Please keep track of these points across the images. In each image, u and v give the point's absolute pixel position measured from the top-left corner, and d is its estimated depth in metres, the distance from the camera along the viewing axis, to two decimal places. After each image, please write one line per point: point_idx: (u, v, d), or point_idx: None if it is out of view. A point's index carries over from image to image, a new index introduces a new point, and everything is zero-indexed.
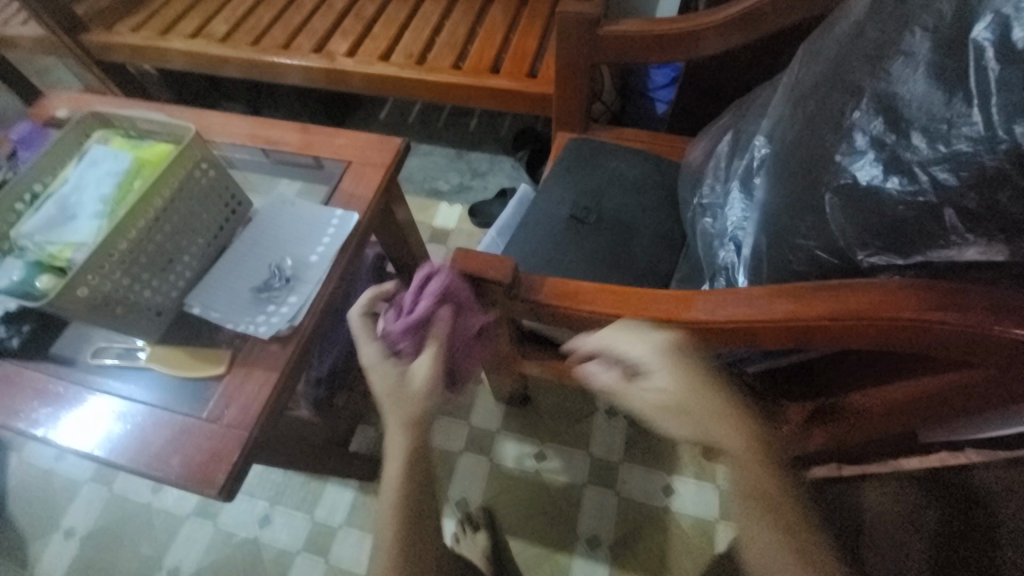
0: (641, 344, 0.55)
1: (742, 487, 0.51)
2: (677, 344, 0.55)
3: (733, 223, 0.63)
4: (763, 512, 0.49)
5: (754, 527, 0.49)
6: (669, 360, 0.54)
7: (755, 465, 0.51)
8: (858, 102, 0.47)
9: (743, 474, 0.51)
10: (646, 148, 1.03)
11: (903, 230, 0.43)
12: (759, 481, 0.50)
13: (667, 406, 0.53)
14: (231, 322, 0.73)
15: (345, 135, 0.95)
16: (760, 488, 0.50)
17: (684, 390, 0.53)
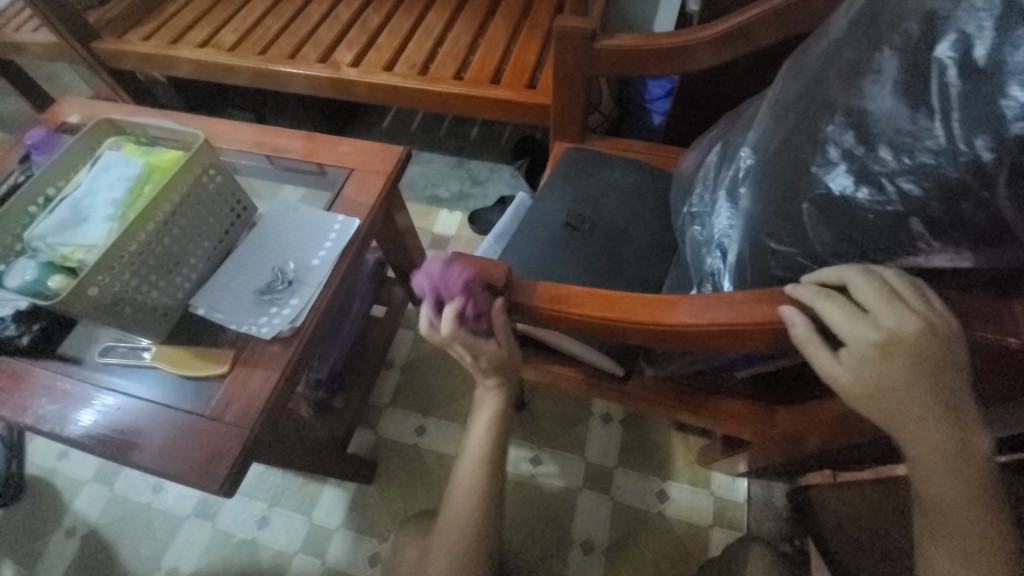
0: (864, 323, 0.44)
1: (936, 497, 0.46)
2: (908, 335, 0.43)
3: (720, 230, 0.65)
4: (960, 528, 0.45)
5: (939, 540, 0.46)
6: (875, 363, 0.44)
7: (958, 479, 0.45)
8: (832, 117, 0.50)
9: (933, 486, 0.46)
10: (642, 158, 1.05)
11: (874, 239, 0.45)
12: (961, 496, 0.45)
13: (870, 395, 0.45)
14: (234, 322, 0.75)
15: (348, 143, 0.98)
16: (957, 503, 0.45)
17: (901, 388, 0.44)
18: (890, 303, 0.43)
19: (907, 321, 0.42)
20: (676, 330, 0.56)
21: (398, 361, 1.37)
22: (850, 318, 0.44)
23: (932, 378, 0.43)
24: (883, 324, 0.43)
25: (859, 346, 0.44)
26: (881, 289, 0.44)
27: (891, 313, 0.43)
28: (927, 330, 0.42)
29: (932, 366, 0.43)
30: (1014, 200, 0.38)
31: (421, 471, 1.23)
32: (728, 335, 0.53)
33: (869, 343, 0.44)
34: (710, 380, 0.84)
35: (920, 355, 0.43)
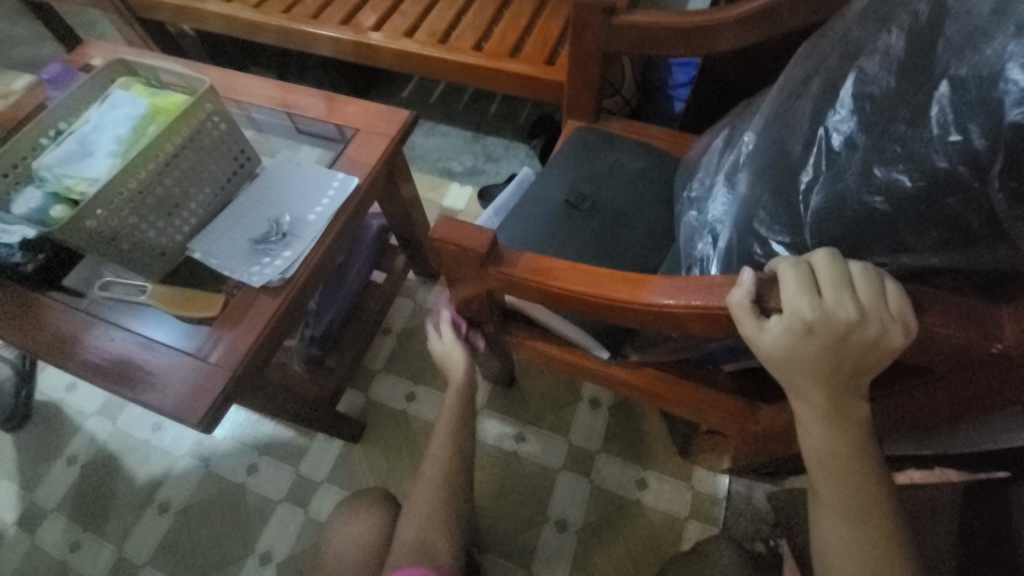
0: (810, 305, 0.40)
1: (818, 455, 0.48)
2: (849, 328, 0.39)
3: (714, 216, 0.64)
4: (838, 484, 0.47)
5: (823, 494, 0.48)
6: (799, 341, 0.41)
7: (838, 439, 0.46)
8: (835, 100, 0.47)
9: (817, 444, 0.47)
10: (655, 142, 1.03)
11: (856, 232, 0.43)
12: (839, 453, 0.47)
13: (782, 366, 0.44)
14: (228, 269, 0.77)
15: (357, 103, 0.98)
16: (837, 461, 0.47)
17: (814, 368, 0.42)
18: (836, 286, 0.40)
19: (850, 309, 0.39)
20: (652, 309, 0.55)
21: (395, 328, 1.39)
22: (793, 293, 0.41)
23: (849, 366, 0.42)
24: (824, 305, 0.40)
25: (791, 322, 0.41)
26: (831, 270, 0.40)
27: (835, 297, 0.40)
28: (864, 323, 0.39)
29: (854, 357, 0.41)
30: (1006, 194, 0.34)
31: (407, 436, 1.26)
32: (704, 318, 0.52)
33: (804, 321, 0.41)
34: (694, 369, 0.82)
35: (847, 343, 0.40)
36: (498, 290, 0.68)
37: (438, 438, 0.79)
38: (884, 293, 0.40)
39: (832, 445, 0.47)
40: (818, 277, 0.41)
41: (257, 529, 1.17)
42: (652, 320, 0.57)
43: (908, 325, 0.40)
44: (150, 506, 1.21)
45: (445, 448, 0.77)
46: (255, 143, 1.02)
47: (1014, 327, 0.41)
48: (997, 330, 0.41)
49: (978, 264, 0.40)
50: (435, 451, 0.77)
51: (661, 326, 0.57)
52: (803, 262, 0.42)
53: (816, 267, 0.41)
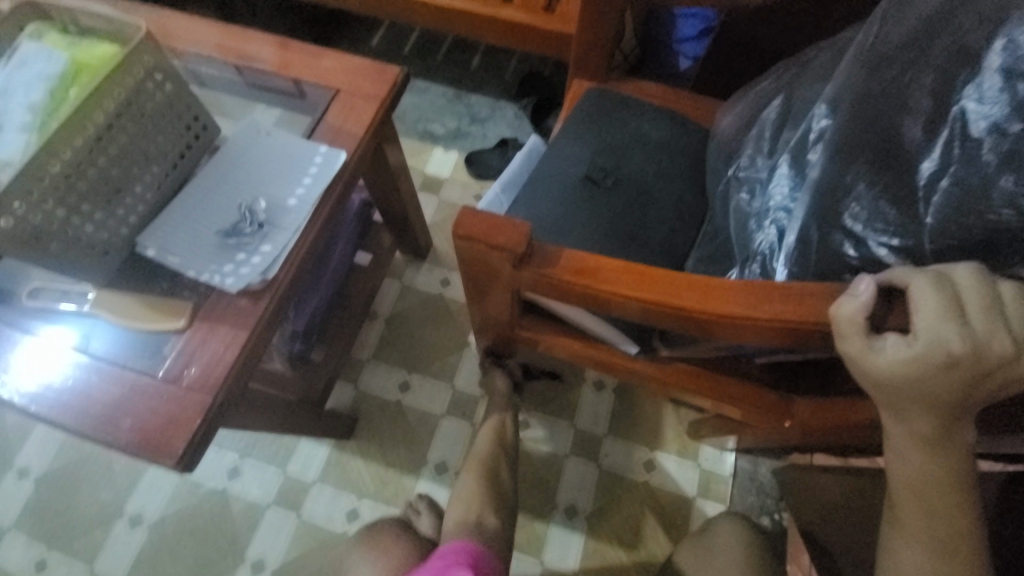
0: (954, 332, 0.37)
1: (906, 480, 0.45)
2: (996, 358, 0.37)
3: (778, 202, 0.56)
4: (925, 515, 0.44)
5: (904, 518, 0.45)
6: (936, 371, 0.38)
7: (935, 464, 0.43)
8: (973, 76, 0.40)
9: (908, 468, 0.44)
10: (656, 101, 0.92)
11: (998, 238, 0.39)
12: (934, 479, 0.44)
13: (898, 392, 0.41)
14: (192, 269, 0.63)
15: (333, 57, 0.81)
16: (928, 488, 0.44)
17: (940, 396, 0.40)
18: (985, 312, 0.37)
19: (998, 341, 0.37)
20: (725, 319, 0.48)
21: (383, 313, 1.28)
22: (933, 318, 0.38)
23: (980, 395, 0.40)
24: (970, 335, 0.37)
25: (925, 348, 0.38)
26: (977, 294, 0.37)
27: (981, 325, 0.37)
28: (1014, 354, 0.37)
29: (988, 386, 0.39)
30: None
31: (404, 429, 1.18)
32: (788, 332, 0.47)
33: (946, 350, 0.38)
34: (724, 362, 0.76)
35: (989, 377, 0.38)
36: (527, 290, 0.59)
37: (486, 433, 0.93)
38: None
39: (929, 474, 0.44)
40: (961, 301, 0.38)
41: (245, 537, 1.09)
42: (721, 330, 0.50)
43: None
44: (121, 519, 1.09)
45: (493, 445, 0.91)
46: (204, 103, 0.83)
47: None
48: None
49: None
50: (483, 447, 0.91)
51: (730, 337, 0.50)
52: (948, 282, 0.38)
53: (961, 288, 0.38)
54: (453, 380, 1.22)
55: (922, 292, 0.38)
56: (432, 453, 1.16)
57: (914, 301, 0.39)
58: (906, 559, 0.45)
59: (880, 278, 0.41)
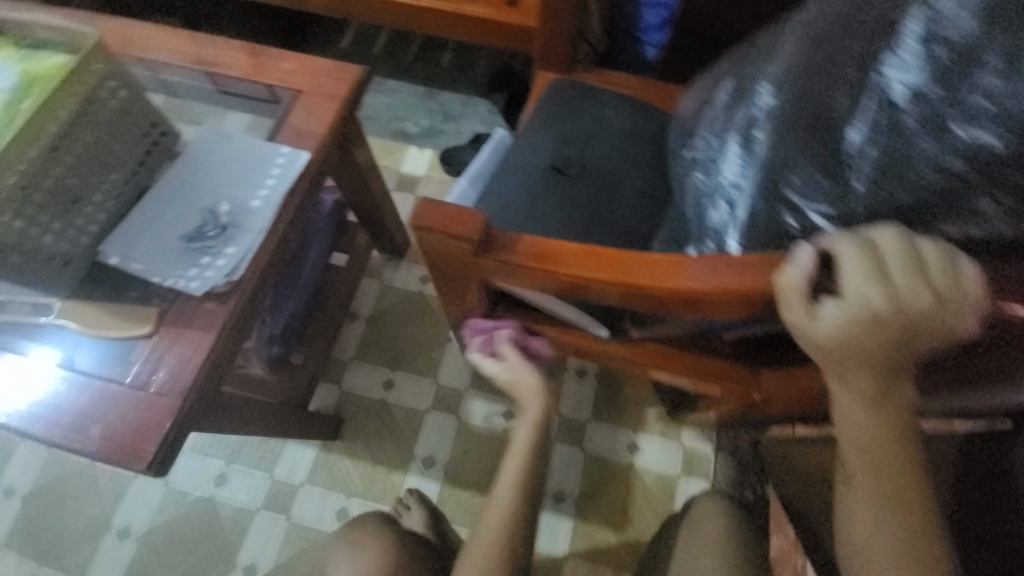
0: (876, 291, 0.40)
1: (854, 439, 0.47)
2: (918, 312, 0.40)
3: (729, 180, 0.57)
4: (874, 468, 0.46)
5: (856, 476, 0.47)
6: (865, 329, 0.41)
7: (878, 419, 0.46)
8: (893, 52, 0.45)
9: (855, 427, 0.46)
10: (617, 89, 0.93)
11: (925, 197, 0.41)
12: (879, 435, 0.46)
13: (834, 352, 0.43)
14: (158, 275, 0.63)
15: (293, 57, 0.81)
16: (874, 444, 0.46)
17: (873, 352, 0.42)
18: (906, 271, 0.40)
19: (918, 295, 0.40)
20: (678, 295, 0.49)
21: (363, 312, 1.28)
22: (859, 279, 0.40)
23: (912, 350, 0.42)
24: (892, 292, 0.40)
25: (853, 308, 0.41)
26: (898, 253, 0.40)
27: (901, 282, 0.40)
28: (934, 309, 0.40)
29: (916, 341, 0.41)
30: None
31: (390, 426, 1.19)
32: (739, 304, 0.47)
33: (869, 308, 0.41)
34: (694, 340, 0.78)
35: (915, 331, 0.41)
36: (492, 277, 0.60)
37: (517, 452, 0.72)
38: (960, 276, 0.40)
39: (874, 430, 0.46)
40: (883, 260, 0.40)
41: (235, 543, 1.09)
42: (677, 306, 0.50)
43: (980, 311, 0.40)
44: (109, 533, 1.09)
45: (525, 469, 0.71)
46: (170, 109, 0.81)
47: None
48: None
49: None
50: (513, 470, 0.71)
51: (687, 313, 0.51)
52: (872, 245, 0.41)
53: (884, 250, 0.40)
54: (437, 376, 1.23)
55: (848, 255, 0.41)
56: (418, 448, 1.17)
57: (841, 264, 0.41)
58: (865, 517, 0.46)
59: (813, 242, 0.43)
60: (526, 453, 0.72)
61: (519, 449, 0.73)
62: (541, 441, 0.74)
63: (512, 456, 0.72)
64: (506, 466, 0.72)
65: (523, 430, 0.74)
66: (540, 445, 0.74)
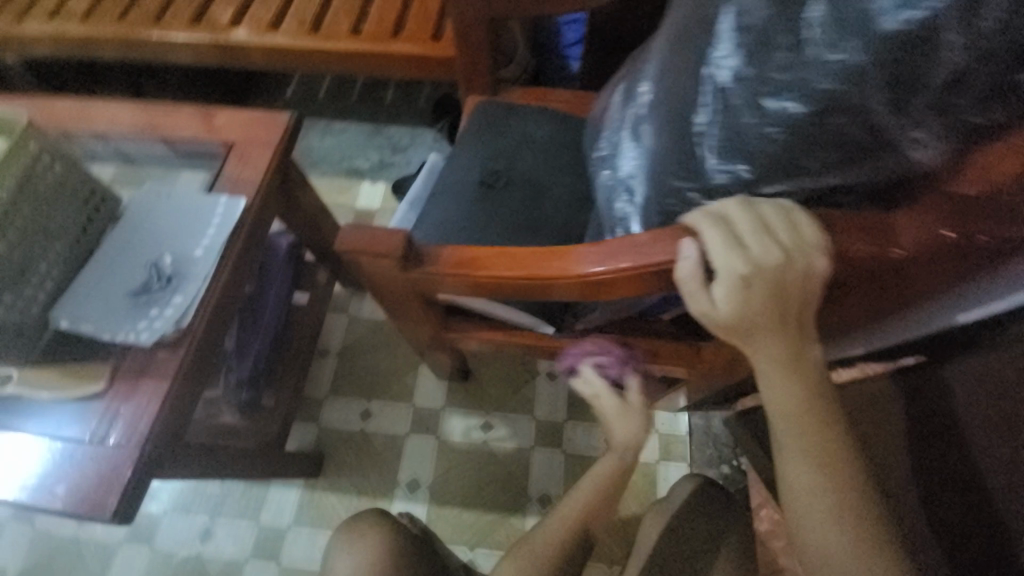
0: (736, 257, 0.46)
1: (781, 407, 0.49)
2: (776, 266, 0.46)
3: (625, 172, 0.64)
4: (796, 431, 0.48)
5: (785, 442, 0.49)
6: (741, 294, 0.46)
7: (796, 382, 0.48)
8: (716, 43, 0.51)
9: (779, 395, 0.49)
10: (537, 103, 1.00)
11: (758, 163, 0.46)
12: (801, 400, 0.48)
13: (729, 323, 0.48)
14: (107, 332, 0.66)
15: (225, 112, 0.86)
16: (797, 408, 0.48)
17: (755, 312, 0.47)
18: (757, 234, 0.46)
19: (773, 253, 0.45)
20: (585, 280, 0.55)
21: (333, 347, 1.30)
22: (724, 251, 0.46)
23: (789, 301, 0.47)
24: (751, 257, 0.46)
25: (729, 279, 0.47)
26: (746, 220, 0.46)
27: (749, 242, 0.46)
28: (787, 259, 0.46)
29: (789, 293, 0.47)
30: (889, 107, 0.39)
31: (372, 456, 1.20)
32: (634, 280, 0.53)
33: (738, 274, 0.46)
34: (637, 324, 0.84)
35: (780, 283, 0.46)
36: (427, 289, 0.65)
37: (595, 474, 0.79)
38: (800, 226, 0.46)
39: (793, 394, 0.48)
40: (732, 229, 0.47)
41: None
42: (588, 291, 0.56)
43: (826, 250, 0.46)
44: None
45: (601, 487, 0.77)
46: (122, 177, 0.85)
47: (974, 224, 0.45)
48: (972, 227, 0.45)
49: (847, 180, 0.45)
50: (589, 485, 0.78)
51: (599, 295, 0.57)
52: (726, 220, 0.47)
53: (736, 222, 0.47)
54: (412, 399, 1.25)
55: (707, 233, 0.47)
56: (402, 473, 1.18)
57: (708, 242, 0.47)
58: (799, 480, 0.48)
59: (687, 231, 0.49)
60: (607, 474, 0.79)
61: (600, 470, 0.80)
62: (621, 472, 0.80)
63: (592, 473, 0.79)
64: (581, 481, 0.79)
65: (609, 458, 0.81)
66: (620, 474, 0.80)
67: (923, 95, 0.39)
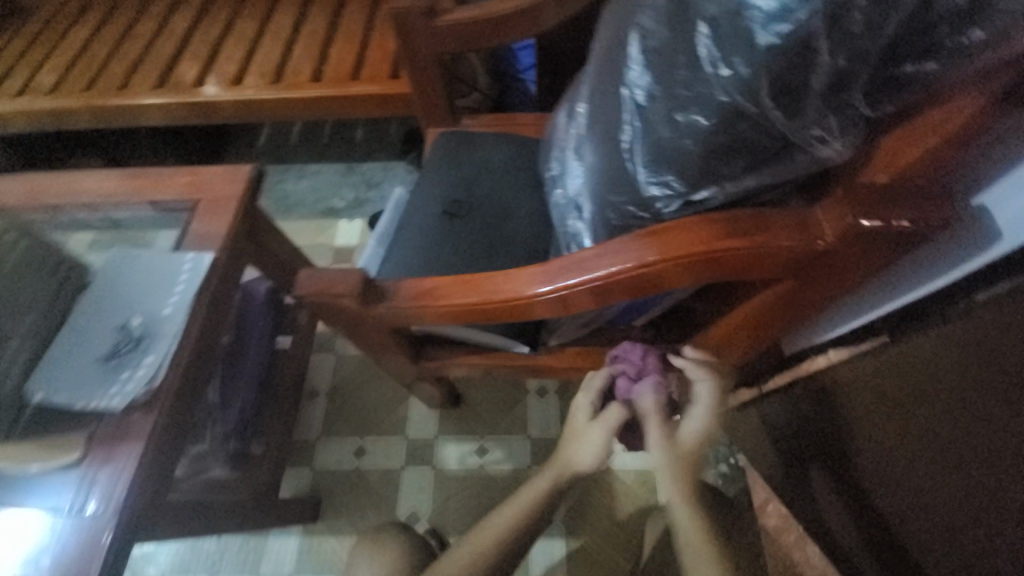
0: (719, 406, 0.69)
1: (677, 496, 0.63)
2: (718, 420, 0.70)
3: (573, 190, 0.67)
4: (694, 520, 0.60)
5: (685, 525, 0.60)
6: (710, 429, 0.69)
7: (688, 481, 0.64)
8: (632, 64, 0.54)
9: (674, 487, 0.64)
10: (494, 129, 1.03)
11: (681, 174, 0.49)
12: (688, 492, 0.64)
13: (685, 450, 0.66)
14: (80, 400, 0.66)
15: (189, 171, 0.88)
16: (689, 499, 0.63)
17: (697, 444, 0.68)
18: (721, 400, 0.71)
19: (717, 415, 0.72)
20: (539, 298, 0.57)
21: (323, 389, 1.30)
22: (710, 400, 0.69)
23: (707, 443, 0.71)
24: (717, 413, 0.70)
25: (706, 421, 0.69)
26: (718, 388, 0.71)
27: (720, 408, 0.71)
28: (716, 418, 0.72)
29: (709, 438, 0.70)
30: (781, 111, 0.42)
31: (369, 493, 1.19)
32: (586, 294, 0.56)
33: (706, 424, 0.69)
34: (610, 332, 0.84)
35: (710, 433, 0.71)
36: (391, 322, 0.66)
37: (531, 488, 0.67)
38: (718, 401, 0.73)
39: (681, 486, 0.64)
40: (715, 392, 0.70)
41: None
42: (545, 308, 0.59)
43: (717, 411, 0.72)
44: None
45: (533, 505, 0.65)
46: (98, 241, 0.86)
47: (890, 210, 0.46)
48: (886, 213, 0.46)
49: (764, 180, 0.48)
50: (521, 501, 0.65)
51: (559, 311, 0.59)
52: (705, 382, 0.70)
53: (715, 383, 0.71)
54: (405, 431, 1.25)
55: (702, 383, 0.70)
56: (401, 507, 1.17)
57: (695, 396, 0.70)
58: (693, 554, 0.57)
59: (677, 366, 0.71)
60: (541, 493, 0.66)
61: (535, 486, 0.67)
62: (558, 490, 0.67)
63: (527, 487, 0.67)
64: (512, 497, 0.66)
65: (546, 474, 0.68)
66: (554, 495, 0.67)
67: (812, 97, 0.41)
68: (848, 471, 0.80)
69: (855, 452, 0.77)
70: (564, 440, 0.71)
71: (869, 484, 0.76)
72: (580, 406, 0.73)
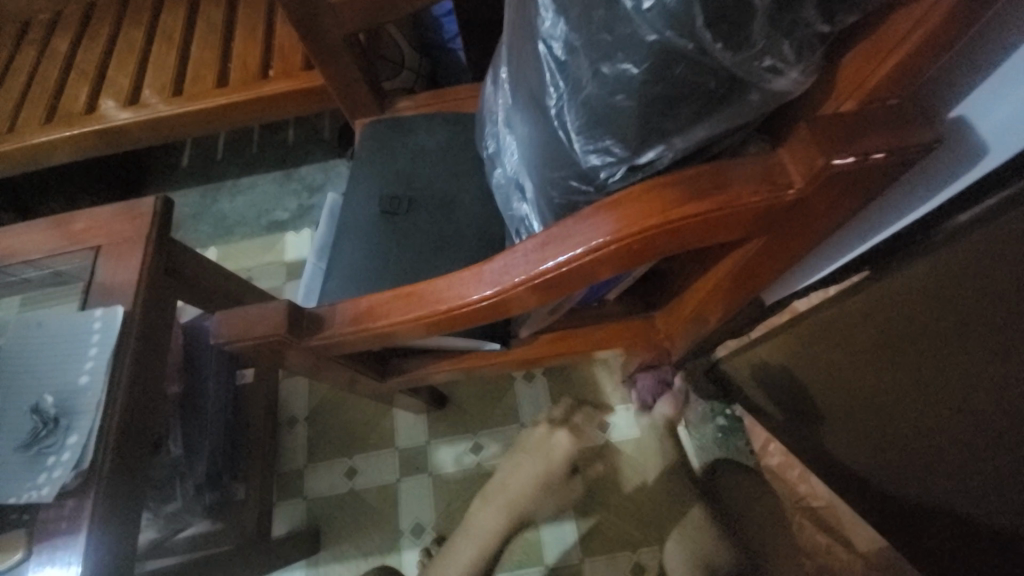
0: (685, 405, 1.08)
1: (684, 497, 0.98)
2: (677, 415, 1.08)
3: (512, 168, 0.60)
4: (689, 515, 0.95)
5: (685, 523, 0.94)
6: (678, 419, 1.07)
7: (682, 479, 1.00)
8: (543, 11, 0.46)
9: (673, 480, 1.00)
10: (424, 110, 0.93)
11: (622, 136, 0.43)
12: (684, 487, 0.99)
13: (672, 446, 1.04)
14: (6, 497, 0.58)
15: (84, 216, 0.77)
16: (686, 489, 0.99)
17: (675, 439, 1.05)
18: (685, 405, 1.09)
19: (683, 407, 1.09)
20: (491, 299, 0.52)
21: (300, 414, 1.24)
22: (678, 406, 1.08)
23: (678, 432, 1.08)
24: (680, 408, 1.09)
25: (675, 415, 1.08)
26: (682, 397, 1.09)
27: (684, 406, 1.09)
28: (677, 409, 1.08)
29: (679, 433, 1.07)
30: (721, 43, 0.35)
31: (368, 513, 1.14)
32: (542, 288, 0.50)
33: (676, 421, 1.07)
34: (582, 311, 0.79)
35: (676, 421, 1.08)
36: (336, 350, 0.60)
37: (479, 532, 0.90)
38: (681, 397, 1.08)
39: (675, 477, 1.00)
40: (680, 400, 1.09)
41: None
42: (501, 309, 0.53)
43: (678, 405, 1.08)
44: None
45: (489, 540, 0.90)
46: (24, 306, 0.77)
47: (864, 141, 0.40)
48: (858, 143, 0.40)
49: (714, 128, 0.42)
50: (477, 539, 0.90)
51: (516, 309, 0.54)
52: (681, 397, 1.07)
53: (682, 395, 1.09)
54: (395, 442, 1.19)
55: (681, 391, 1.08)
56: (403, 520, 1.13)
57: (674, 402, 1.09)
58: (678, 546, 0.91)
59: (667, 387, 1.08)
60: (496, 528, 0.90)
61: (488, 523, 0.91)
62: (506, 527, 0.91)
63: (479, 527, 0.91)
64: (466, 538, 0.90)
65: (500, 515, 0.91)
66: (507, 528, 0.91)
67: (757, 19, 0.34)
68: (841, 448, 0.81)
69: (841, 429, 0.79)
70: (511, 490, 0.91)
71: (863, 462, 0.78)
72: (553, 448, 0.94)
